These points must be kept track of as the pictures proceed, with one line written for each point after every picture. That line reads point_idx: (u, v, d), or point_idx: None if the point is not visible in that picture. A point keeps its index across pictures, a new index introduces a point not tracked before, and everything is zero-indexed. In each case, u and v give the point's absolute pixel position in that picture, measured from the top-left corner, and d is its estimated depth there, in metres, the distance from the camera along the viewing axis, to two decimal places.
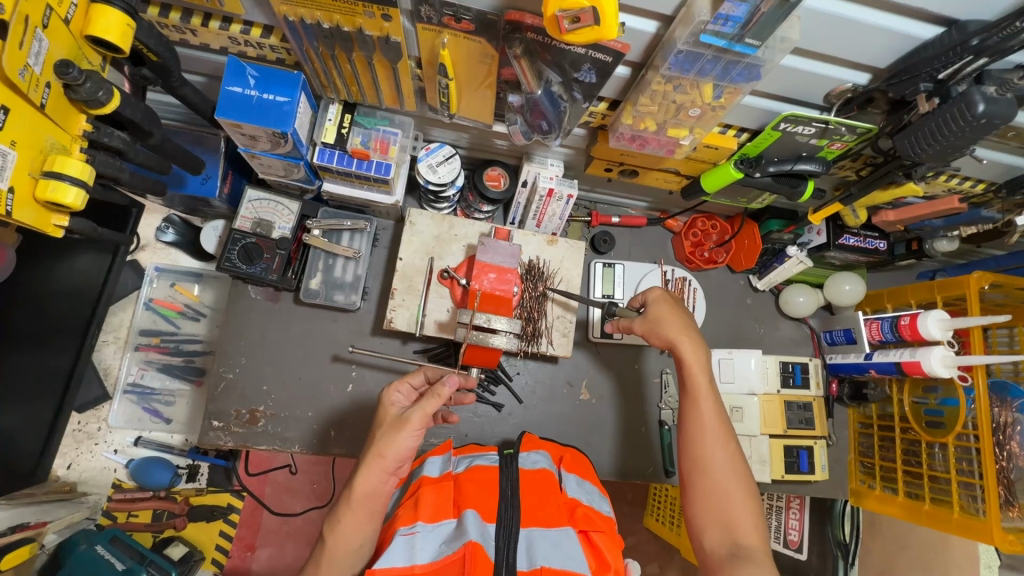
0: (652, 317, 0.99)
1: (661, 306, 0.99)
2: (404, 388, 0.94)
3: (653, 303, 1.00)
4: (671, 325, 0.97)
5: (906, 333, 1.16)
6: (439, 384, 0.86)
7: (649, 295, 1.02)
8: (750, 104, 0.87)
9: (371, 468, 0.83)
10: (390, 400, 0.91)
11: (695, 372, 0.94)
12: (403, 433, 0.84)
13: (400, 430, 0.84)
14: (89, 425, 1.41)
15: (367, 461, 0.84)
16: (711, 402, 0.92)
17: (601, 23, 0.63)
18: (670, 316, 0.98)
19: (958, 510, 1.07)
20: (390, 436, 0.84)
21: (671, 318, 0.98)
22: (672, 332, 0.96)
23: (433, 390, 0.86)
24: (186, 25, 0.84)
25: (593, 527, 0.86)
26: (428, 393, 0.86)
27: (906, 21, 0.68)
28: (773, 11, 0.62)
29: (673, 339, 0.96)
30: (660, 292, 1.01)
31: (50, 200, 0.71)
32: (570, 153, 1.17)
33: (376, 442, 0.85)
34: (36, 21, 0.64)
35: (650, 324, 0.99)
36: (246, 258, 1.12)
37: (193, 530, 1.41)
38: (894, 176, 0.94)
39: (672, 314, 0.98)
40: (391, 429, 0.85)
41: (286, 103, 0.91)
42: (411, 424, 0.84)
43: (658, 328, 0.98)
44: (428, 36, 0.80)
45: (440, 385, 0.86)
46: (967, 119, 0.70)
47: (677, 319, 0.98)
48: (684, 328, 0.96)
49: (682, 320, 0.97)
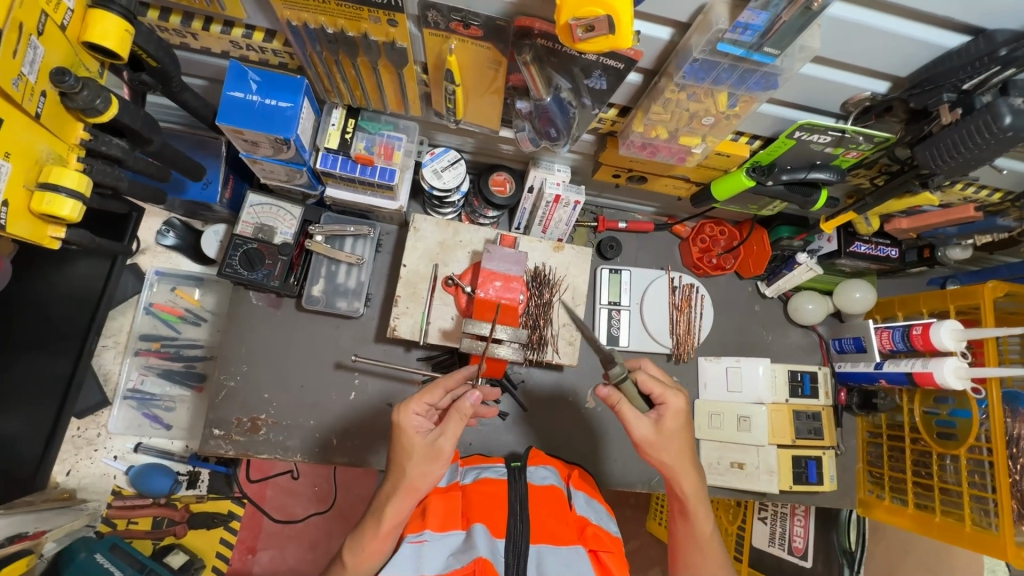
0: (664, 431, 0.88)
1: (676, 421, 0.89)
2: (421, 408, 0.87)
3: (671, 415, 0.88)
4: (681, 449, 0.90)
5: (918, 342, 1.14)
6: (462, 401, 0.83)
7: (669, 399, 0.89)
8: (765, 113, 0.84)
9: (404, 499, 0.82)
10: (410, 422, 0.85)
11: (697, 504, 0.92)
12: (437, 465, 0.83)
13: (435, 461, 0.83)
14: (88, 432, 1.40)
15: (399, 492, 0.83)
16: (707, 528, 0.93)
17: (616, 32, 0.60)
18: (683, 437, 0.90)
19: (970, 524, 1.05)
20: (423, 467, 0.83)
21: (683, 439, 0.90)
22: (680, 459, 0.90)
23: (457, 407, 0.84)
24: (188, 29, 0.82)
25: (602, 546, 0.83)
26: (452, 412, 0.84)
27: (930, 30, 0.66)
28: (794, 20, 0.60)
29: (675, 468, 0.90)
30: (681, 400, 0.89)
31: (46, 212, 0.70)
32: (578, 158, 1.15)
33: (407, 474, 0.83)
34: (30, 28, 0.62)
35: (661, 436, 0.89)
36: (247, 264, 1.10)
37: (193, 538, 1.39)
38: (910, 185, 0.92)
39: (684, 434, 0.90)
40: (421, 458, 0.83)
41: (289, 108, 0.88)
42: (444, 453, 0.83)
43: (669, 446, 0.89)
44: (435, 41, 0.78)
45: (463, 401, 0.84)
46: (993, 132, 0.68)
47: (687, 441, 0.91)
48: (690, 455, 0.91)
49: (689, 442, 0.91)
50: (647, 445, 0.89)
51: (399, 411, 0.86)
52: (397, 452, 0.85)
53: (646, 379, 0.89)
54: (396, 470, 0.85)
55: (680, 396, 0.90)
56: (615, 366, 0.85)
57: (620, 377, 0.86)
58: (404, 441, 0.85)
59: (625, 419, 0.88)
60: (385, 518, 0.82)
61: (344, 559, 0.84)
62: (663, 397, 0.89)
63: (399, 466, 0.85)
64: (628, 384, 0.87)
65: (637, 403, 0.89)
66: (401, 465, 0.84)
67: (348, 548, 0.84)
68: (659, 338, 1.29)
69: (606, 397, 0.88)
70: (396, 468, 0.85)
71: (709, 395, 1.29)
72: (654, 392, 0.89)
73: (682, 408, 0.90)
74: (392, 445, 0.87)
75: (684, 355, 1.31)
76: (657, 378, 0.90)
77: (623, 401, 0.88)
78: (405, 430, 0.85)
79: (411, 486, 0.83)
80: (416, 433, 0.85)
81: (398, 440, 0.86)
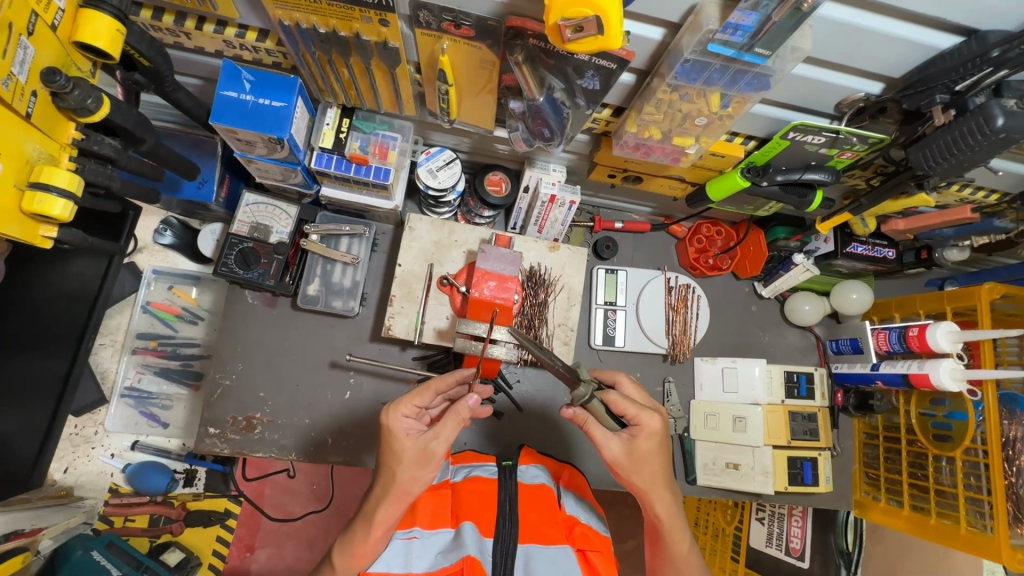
0: (633, 454, 0.85)
1: (647, 445, 0.85)
2: (411, 410, 0.84)
3: (641, 439, 0.85)
4: (652, 472, 0.87)
5: (915, 344, 1.14)
6: (460, 402, 0.81)
7: (640, 422, 0.85)
8: (758, 113, 0.84)
9: (394, 504, 0.80)
10: (400, 425, 0.81)
11: (669, 525, 0.90)
12: (428, 469, 0.81)
13: (426, 466, 0.80)
14: (86, 429, 1.41)
15: (389, 496, 0.80)
16: (683, 547, 0.91)
17: (605, 32, 0.60)
18: (655, 460, 0.86)
19: (965, 526, 1.05)
20: (413, 471, 0.80)
21: (654, 462, 0.86)
22: (649, 482, 0.87)
23: (453, 409, 0.82)
24: (180, 29, 0.82)
25: (590, 546, 0.83)
26: (449, 414, 0.81)
27: (923, 31, 0.65)
28: (784, 20, 0.60)
29: (649, 489, 0.88)
30: (654, 424, 0.85)
31: (37, 212, 0.70)
32: (573, 158, 1.15)
33: (398, 478, 0.80)
34: (20, 28, 0.62)
35: (630, 459, 0.86)
36: (243, 263, 1.11)
37: (190, 535, 1.40)
38: (905, 186, 0.91)
39: (657, 457, 0.86)
40: (411, 462, 0.80)
41: (283, 108, 0.88)
42: (436, 457, 0.81)
43: (638, 468, 0.86)
44: (427, 41, 0.78)
45: (461, 403, 0.81)
46: (985, 133, 0.68)
47: (661, 465, 0.87)
48: (662, 478, 0.88)
49: (662, 466, 0.88)
50: (616, 465, 0.87)
51: (388, 414, 0.82)
52: (385, 456, 0.81)
53: (617, 400, 0.86)
54: (384, 474, 0.81)
55: (654, 419, 0.85)
56: (578, 387, 0.84)
57: (584, 398, 0.85)
58: (392, 445, 0.81)
59: (593, 438, 0.86)
60: (374, 523, 0.80)
61: (333, 563, 0.82)
62: (636, 419, 0.86)
63: (386, 471, 0.81)
64: (595, 404, 0.86)
65: (607, 422, 0.87)
66: (390, 470, 0.80)
67: (337, 551, 0.82)
68: (655, 339, 1.29)
69: (573, 415, 0.88)
70: (383, 472, 0.81)
71: (705, 395, 1.29)
72: (627, 413, 0.86)
73: (656, 432, 0.86)
74: (379, 447, 0.83)
75: (680, 355, 1.30)
76: (629, 400, 0.85)
77: (590, 421, 0.86)
78: (393, 434, 0.81)
79: (400, 490, 0.80)
80: (407, 436, 0.81)
81: (386, 443, 0.82)
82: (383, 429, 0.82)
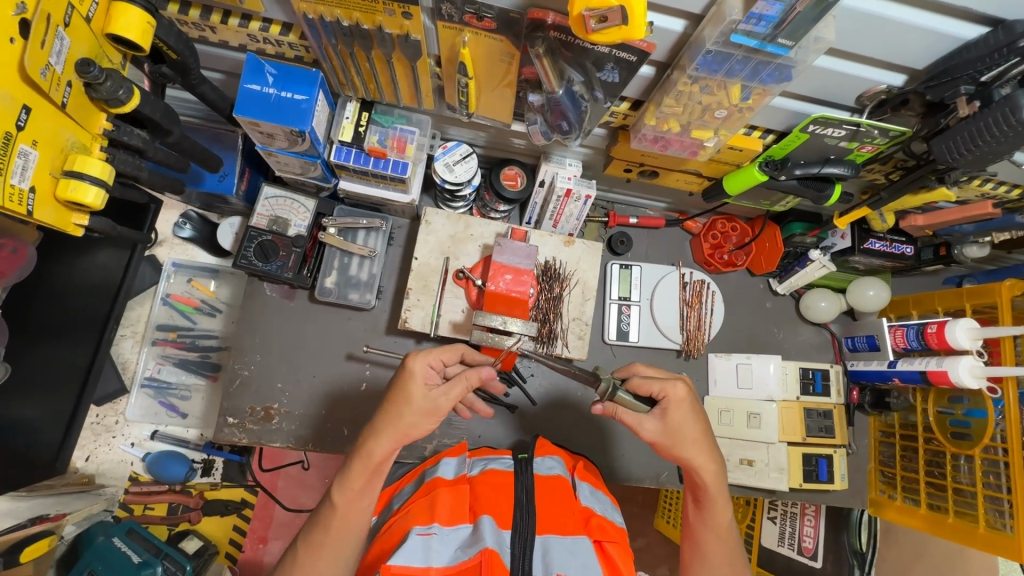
0: (669, 427, 0.88)
1: (679, 414, 0.87)
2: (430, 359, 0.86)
3: (673, 410, 0.87)
4: (694, 439, 0.88)
5: (933, 341, 1.12)
6: (474, 370, 0.86)
7: (667, 394, 0.87)
8: (778, 106, 0.84)
9: (391, 440, 0.83)
10: (422, 374, 0.84)
11: (714, 492, 0.89)
12: (431, 422, 0.84)
13: (430, 418, 0.84)
14: (107, 418, 1.44)
15: (388, 433, 0.83)
16: (725, 517, 0.90)
17: (629, 23, 0.62)
18: (693, 427, 0.88)
19: (983, 525, 1.03)
20: (414, 418, 0.83)
21: (694, 429, 0.88)
22: (693, 451, 0.88)
23: (465, 374, 0.86)
24: (206, 23, 0.84)
25: (607, 537, 0.84)
26: (461, 378, 0.85)
27: (949, 21, 0.66)
28: (808, 10, 0.60)
29: (693, 460, 0.88)
30: (681, 392, 0.87)
31: (70, 200, 0.72)
32: (589, 153, 1.16)
33: (402, 421, 0.83)
34: (57, 20, 0.65)
35: (669, 432, 0.88)
36: (262, 256, 1.12)
37: (207, 524, 1.42)
38: (927, 180, 0.91)
39: (694, 424, 0.88)
40: (417, 409, 0.83)
41: (304, 101, 0.90)
42: (439, 412, 0.84)
43: (679, 439, 0.88)
44: (448, 34, 0.79)
45: (474, 371, 0.86)
46: (1012, 123, 0.68)
47: (700, 429, 0.88)
48: (705, 444, 0.88)
49: (702, 431, 0.89)
50: (658, 443, 0.89)
51: (413, 357, 0.85)
52: (396, 395, 0.84)
53: (641, 383, 0.89)
54: (387, 414, 0.84)
55: (680, 387, 0.88)
56: (600, 383, 0.85)
57: (609, 391, 0.85)
58: (409, 388, 0.83)
59: (628, 424, 0.89)
60: (372, 456, 0.83)
61: (332, 497, 0.84)
62: (663, 394, 0.88)
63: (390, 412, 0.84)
64: (622, 394, 0.87)
65: (638, 407, 0.88)
66: (398, 412, 0.84)
67: (337, 486, 0.84)
68: (669, 334, 1.29)
69: (603, 409, 0.89)
70: (386, 414, 0.84)
71: (718, 391, 1.28)
72: (653, 392, 0.88)
73: (685, 400, 0.88)
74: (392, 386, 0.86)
75: (694, 350, 1.30)
76: (651, 378, 0.88)
77: (621, 410, 0.88)
78: (412, 377, 0.84)
79: (401, 432, 0.83)
80: (428, 387, 0.84)
81: (400, 384, 0.84)
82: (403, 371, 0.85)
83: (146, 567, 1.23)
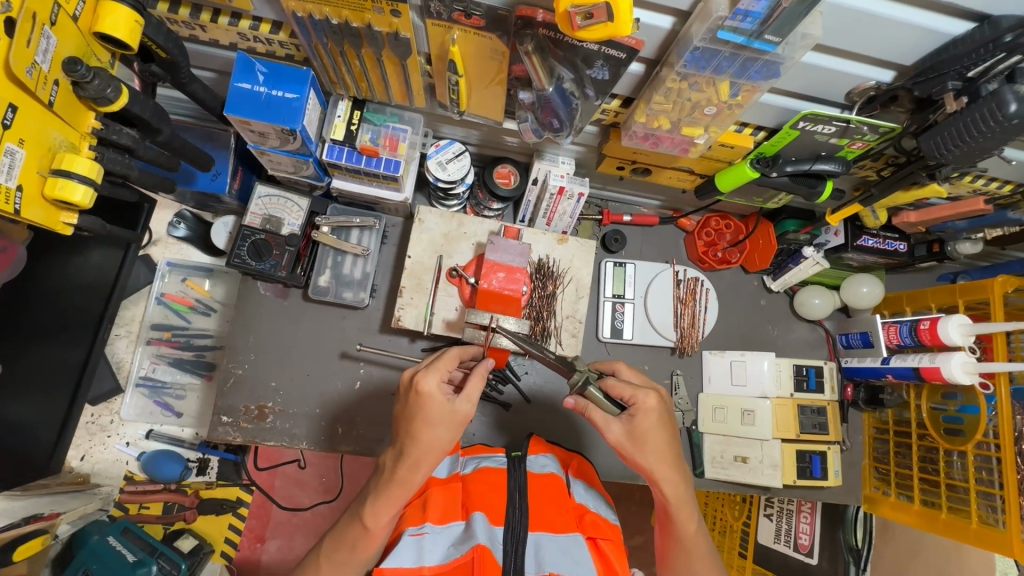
0: (634, 434, 0.86)
1: (645, 422, 0.86)
2: (436, 373, 0.83)
3: (639, 418, 0.86)
4: (656, 450, 0.87)
5: (926, 337, 1.12)
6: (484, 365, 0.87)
7: (637, 402, 0.86)
8: (768, 103, 0.85)
9: (431, 465, 0.83)
10: (439, 390, 0.82)
11: (677, 504, 0.89)
12: (457, 429, 0.84)
13: (455, 427, 0.83)
14: (102, 418, 1.44)
15: (423, 461, 0.82)
16: (691, 529, 0.91)
17: (615, 19, 0.62)
18: (658, 437, 0.86)
19: (977, 520, 1.04)
20: (444, 432, 0.82)
21: (657, 439, 0.86)
22: (654, 462, 0.87)
23: (477, 371, 0.86)
24: (196, 21, 0.84)
25: (600, 534, 0.85)
26: (476, 376, 0.85)
27: (934, 17, 0.66)
28: (793, 7, 0.60)
29: (652, 470, 0.87)
30: (651, 402, 0.86)
31: (59, 198, 0.73)
32: (581, 150, 1.16)
33: (430, 440, 0.82)
34: (43, 18, 0.65)
35: (632, 439, 0.87)
36: (256, 255, 1.12)
37: (203, 522, 1.43)
38: (916, 176, 0.91)
39: (659, 435, 0.86)
40: (444, 424, 0.82)
41: (296, 100, 0.90)
42: (469, 416, 0.84)
43: (641, 447, 0.87)
44: (438, 32, 0.79)
45: (484, 365, 0.87)
46: (998, 119, 0.68)
47: (664, 441, 0.87)
48: (667, 457, 0.87)
49: (665, 443, 0.87)
50: (621, 447, 0.88)
51: (420, 377, 0.82)
52: (416, 420, 0.82)
53: (614, 384, 0.89)
54: (417, 439, 0.82)
55: (651, 397, 0.86)
56: (572, 374, 0.89)
57: (579, 384, 0.88)
58: (431, 409, 0.81)
59: (595, 422, 0.89)
60: (413, 483, 0.83)
61: (363, 521, 0.84)
62: (633, 399, 0.87)
63: (418, 436, 0.82)
64: (592, 390, 0.88)
65: (607, 407, 0.88)
66: (420, 435, 0.81)
67: (368, 509, 0.84)
68: (663, 331, 1.29)
69: (574, 404, 0.91)
70: (415, 439, 0.82)
71: (713, 388, 1.29)
72: (624, 395, 0.88)
73: (654, 410, 0.86)
74: (407, 411, 0.83)
75: (688, 348, 1.30)
76: (625, 382, 0.88)
77: (590, 406, 0.89)
78: (430, 398, 0.81)
79: (435, 450, 0.82)
80: (444, 397, 0.82)
81: (415, 407, 0.82)
82: (417, 396, 0.82)
83: (142, 565, 1.23)
